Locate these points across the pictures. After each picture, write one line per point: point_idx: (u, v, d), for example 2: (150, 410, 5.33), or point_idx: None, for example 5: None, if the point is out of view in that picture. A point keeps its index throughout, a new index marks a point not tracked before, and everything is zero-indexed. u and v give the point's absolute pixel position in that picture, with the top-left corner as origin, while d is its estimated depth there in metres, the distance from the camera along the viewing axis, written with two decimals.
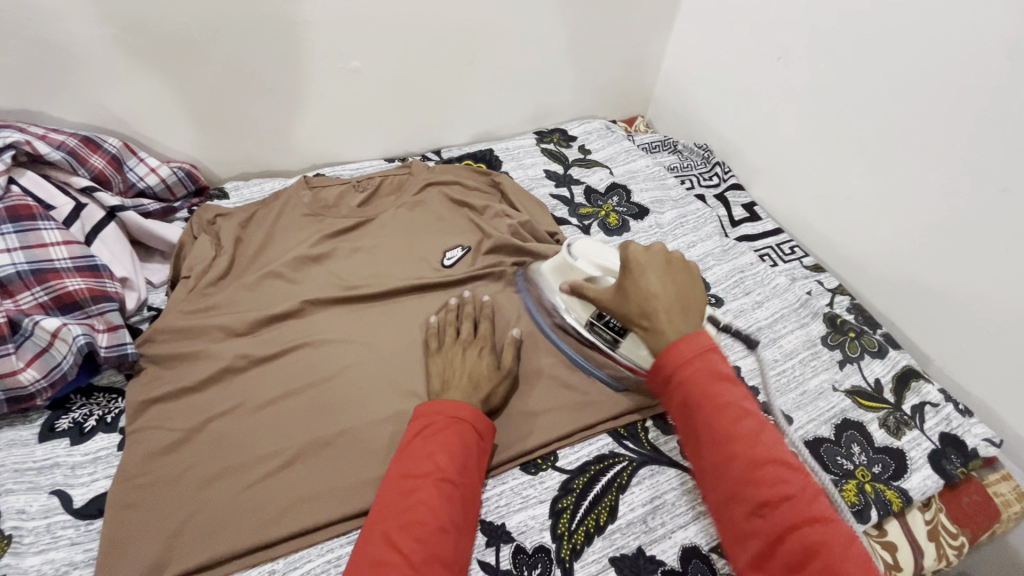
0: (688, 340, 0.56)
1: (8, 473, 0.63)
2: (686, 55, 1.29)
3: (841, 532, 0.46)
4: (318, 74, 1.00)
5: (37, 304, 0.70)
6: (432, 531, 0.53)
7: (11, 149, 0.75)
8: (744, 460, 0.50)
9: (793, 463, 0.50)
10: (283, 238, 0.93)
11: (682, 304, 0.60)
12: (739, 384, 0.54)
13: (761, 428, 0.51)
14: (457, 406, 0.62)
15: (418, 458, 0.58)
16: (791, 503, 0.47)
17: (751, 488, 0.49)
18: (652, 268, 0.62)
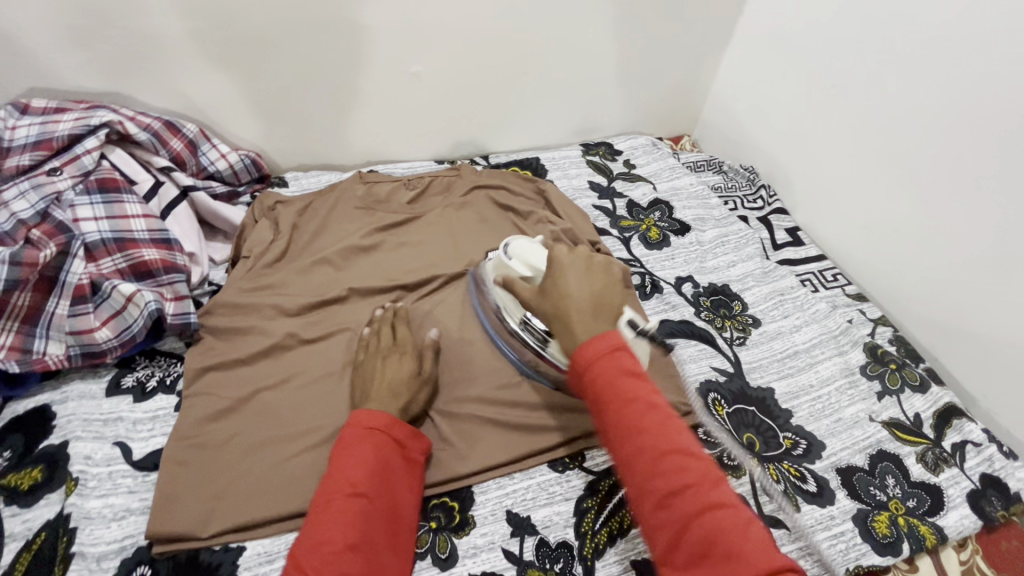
0: (600, 338, 0.53)
1: (78, 421, 0.69)
2: (738, 77, 1.30)
3: (739, 516, 0.45)
4: (380, 76, 1.06)
5: (116, 270, 0.76)
6: (344, 549, 0.51)
7: (105, 127, 0.82)
8: (650, 452, 0.48)
9: (695, 448, 0.49)
10: (335, 227, 0.98)
11: (596, 307, 0.57)
12: (646, 377, 0.51)
13: (663, 417, 0.50)
14: (371, 415, 0.60)
15: (329, 474, 0.56)
16: (692, 492, 0.46)
17: (656, 480, 0.47)
18: (572, 268, 0.61)
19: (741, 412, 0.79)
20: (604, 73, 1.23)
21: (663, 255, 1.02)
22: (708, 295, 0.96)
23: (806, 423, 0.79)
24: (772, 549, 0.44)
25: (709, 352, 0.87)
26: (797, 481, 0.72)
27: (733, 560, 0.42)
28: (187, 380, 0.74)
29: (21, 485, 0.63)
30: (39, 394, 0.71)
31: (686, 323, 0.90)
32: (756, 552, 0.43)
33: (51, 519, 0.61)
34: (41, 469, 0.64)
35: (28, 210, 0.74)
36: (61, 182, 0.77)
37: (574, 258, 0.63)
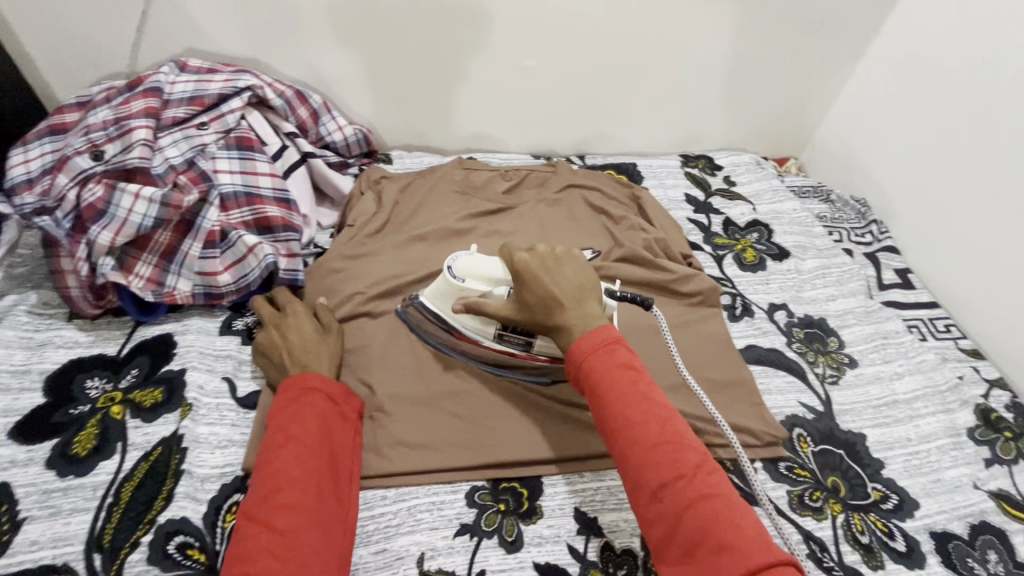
0: (590, 334, 0.58)
1: (195, 353, 0.75)
2: (861, 103, 1.22)
3: (731, 505, 0.48)
4: (496, 67, 1.09)
5: (242, 222, 0.82)
6: (291, 496, 0.54)
7: (249, 90, 0.89)
8: (643, 444, 0.52)
9: (687, 440, 0.52)
10: (432, 208, 1.02)
11: (581, 296, 0.62)
12: (642, 372, 0.56)
13: (658, 412, 0.53)
14: (305, 376, 0.64)
15: (272, 432, 0.59)
16: (682, 483, 0.49)
17: (649, 473, 0.51)
18: (541, 268, 0.63)
19: (827, 453, 0.75)
20: (716, 84, 1.20)
21: (757, 278, 0.98)
22: (803, 326, 0.91)
23: (899, 477, 0.74)
24: (765, 538, 0.46)
25: (798, 386, 0.83)
26: (884, 536, 0.67)
27: (728, 548, 0.45)
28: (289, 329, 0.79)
29: (144, 402, 0.70)
30: (164, 323, 0.79)
31: (776, 352, 0.86)
32: (746, 541, 0.45)
33: (167, 436, 0.67)
34: (161, 391, 0.71)
35: (178, 157, 0.81)
36: (207, 135, 0.84)
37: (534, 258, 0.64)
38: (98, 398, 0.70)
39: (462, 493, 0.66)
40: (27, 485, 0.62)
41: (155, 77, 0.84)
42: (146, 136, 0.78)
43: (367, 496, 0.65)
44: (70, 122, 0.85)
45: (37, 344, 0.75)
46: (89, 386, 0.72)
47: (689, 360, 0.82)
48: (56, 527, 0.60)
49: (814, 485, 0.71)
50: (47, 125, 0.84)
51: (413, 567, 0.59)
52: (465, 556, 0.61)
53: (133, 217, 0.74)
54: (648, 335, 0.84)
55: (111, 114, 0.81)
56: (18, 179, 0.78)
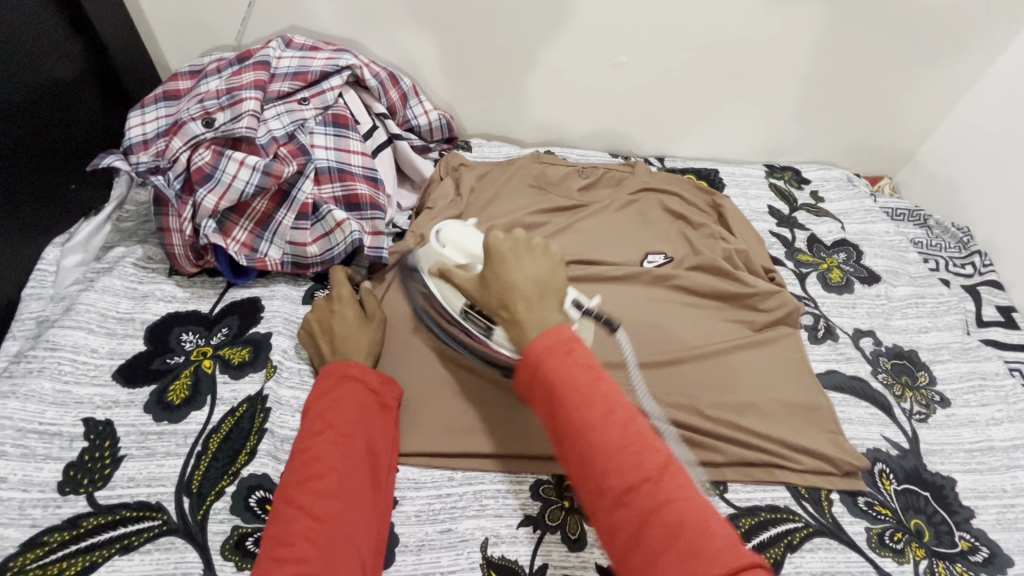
0: (546, 334, 0.51)
1: (281, 318, 0.79)
2: (973, 123, 1.13)
3: (702, 512, 0.42)
4: (586, 62, 1.07)
5: (332, 197, 0.85)
6: (338, 474, 0.55)
7: (349, 69, 0.92)
8: (606, 447, 0.45)
9: (652, 440, 0.46)
10: (508, 199, 1.01)
11: (541, 294, 0.56)
12: (602, 371, 0.49)
13: (618, 413, 0.47)
14: (348, 363, 0.64)
15: (310, 420, 0.59)
16: (647, 488, 0.43)
17: (611, 479, 0.44)
18: (510, 256, 0.58)
19: (911, 493, 0.71)
20: (813, 93, 1.14)
21: (843, 300, 0.93)
22: (890, 357, 0.86)
23: (991, 529, 0.69)
24: (741, 548, 0.41)
25: (883, 419, 0.78)
26: None
27: (700, 559, 0.40)
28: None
29: (233, 359, 0.74)
30: (253, 287, 0.83)
31: (859, 381, 0.82)
32: (717, 554, 0.40)
33: (252, 395, 0.71)
34: (248, 351, 0.75)
35: (280, 129, 0.84)
36: (307, 111, 0.87)
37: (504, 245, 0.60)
38: (191, 351, 0.75)
39: (527, 485, 0.66)
40: (128, 425, 0.67)
41: (264, 51, 0.88)
42: (254, 107, 0.81)
43: (436, 476, 0.66)
44: (183, 90, 0.90)
45: (140, 295, 0.80)
46: (184, 339, 0.76)
47: (768, 380, 0.79)
48: (151, 468, 0.64)
49: (896, 525, 0.67)
50: (162, 91, 0.89)
51: (478, 551, 0.60)
52: (529, 547, 0.61)
53: (236, 183, 0.78)
54: (723, 348, 0.81)
55: (223, 84, 0.84)
56: (134, 140, 0.83)
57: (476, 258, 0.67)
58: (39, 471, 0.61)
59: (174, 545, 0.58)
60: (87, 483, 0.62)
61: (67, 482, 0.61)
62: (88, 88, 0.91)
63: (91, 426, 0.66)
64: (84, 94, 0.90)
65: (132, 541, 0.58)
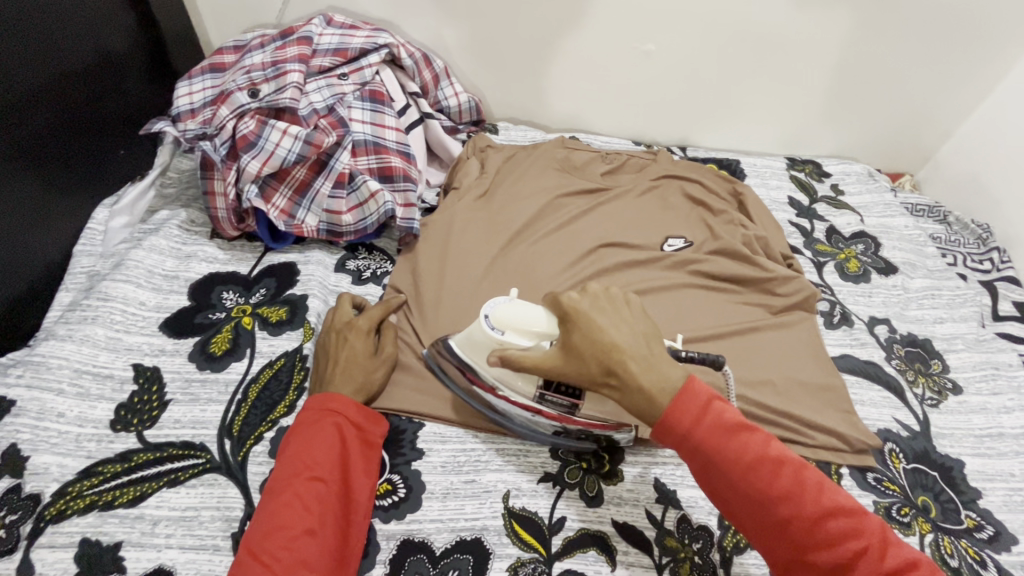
0: (688, 401, 0.52)
1: (315, 282, 0.83)
2: (999, 122, 1.13)
3: (925, 574, 0.44)
4: (615, 50, 1.09)
5: (367, 169, 0.88)
6: (308, 525, 0.53)
7: (386, 48, 0.95)
8: (800, 521, 0.47)
9: (840, 501, 0.48)
10: (533, 181, 1.03)
11: (651, 346, 0.56)
12: (759, 431, 0.51)
13: (798, 475, 0.49)
14: (331, 398, 0.63)
15: (286, 458, 0.57)
16: (863, 559, 0.45)
17: (815, 552, 0.46)
18: (596, 312, 0.58)
19: (920, 472, 0.73)
20: (838, 88, 1.15)
21: (859, 289, 0.95)
22: (904, 344, 0.88)
23: (997, 510, 0.71)
24: None
25: (894, 402, 0.80)
26: (975, 564, 0.65)
27: None
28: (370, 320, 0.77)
29: (271, 318, 0.78)
30: (289, 252, 0.87)
31: (873, 365, 0.84)
32: None
33: (289, 350, 0.74)
34: (285, 311, 0.79)
35: (321, 102, 0.87)
36: (347, 86, 0.91)
37: (587, 301, 0.59)
38: (232, 308, 0.79)
39: (545, 446, 0.69)
40: (173, 372, 0.71)
41: (307, 27, 0.91)
42: (298, 79, 0.85)
43: (460, 432, 0.70)
44: (228, 63, 0.94)
45: (184, 255, 0.84)
46: (225, 297, 0.80)
47: (782, 361, 0.81)
48: (195, 412, 0.68)
49: (903, 500, 0.70)
50: (209, 63, 0.93)
51: (500, 502, 0.63)
52: (547, 501, 0.64)
53: (279, 151, 0.82)
54: (739, 328, 0.83)
55: (268, 58, 0.89)
56: (182, 108, 0.88)
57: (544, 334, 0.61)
58: (93, 409, 0.66)
59: (217, 482, 0.62)
60: (137, 422, 0.66)
61: (118, 421, 0.65)
62: (138, 59, 0.95)
63: (139, 371, 0.70)
64: (136, 65, 0.95)
65: (179, 476, 0.62)
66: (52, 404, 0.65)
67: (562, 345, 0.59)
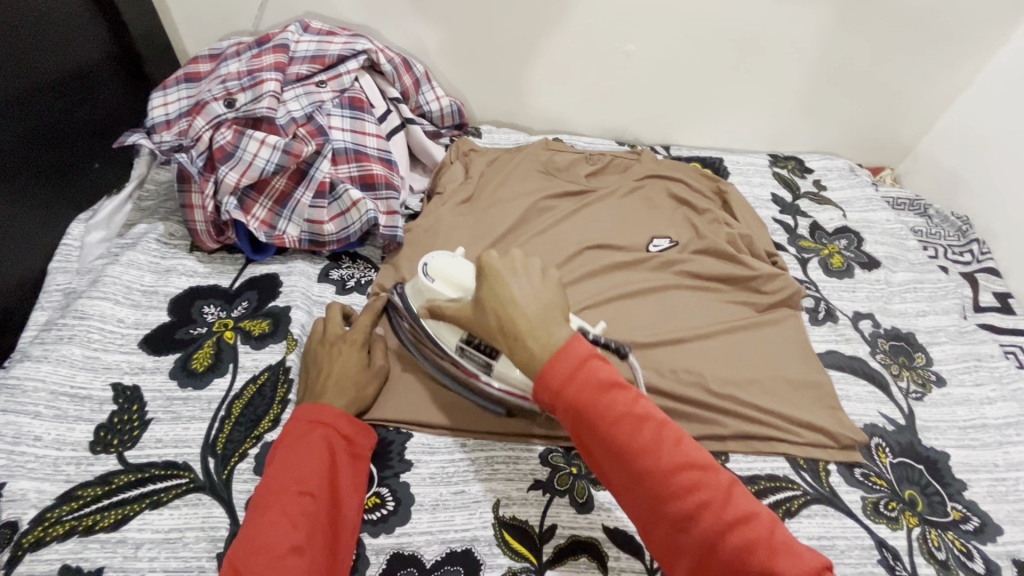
0: (562, 359, 0.50)
1: (298, 293, 0.82)
2: (975, 115, 1.15)
3: (762, 525, 0.45)
4: (596, 51, 1.09)
5: (348, 177, 0.87)
6: (296, 540, 0.51)
7: (365, 54, 0.94)
8: (655, 475, 0.47)
9: (701, 459, 0.47)
10: (518, 184, 1.03)
11: (547, 312, 0.54)
12: (628, 389, 0.49)
13: (660, 432, 0.48)
14: (320, 409, 0.62)
15: (273, 472, 0.56)
16: (707, 511, 0.45)
17: (668, 504, 0.46)
18: (505, 272, 0.57)
19: (906, 466, 0.74)
20: (818, 85, 1.16)
21: (843, 285, 0.96)
22: (889, 338, 0.89)
23: (982, 501, 0.72)
24: (801, 549, 0.44)
25: (880, 397, 0.81)
26: (962, 556, 0.66)
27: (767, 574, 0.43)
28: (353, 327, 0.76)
29: (253, 331, 0.77)
30: (272, 264, 0.86)
31: (858, 360, 0.85)
32: (785, 565, 0.43)
33: (272, 364, 0.73)
34: (268, 323, 0.78)
35: (299, 110, 0.86)
36: (325, 93, 0.90)
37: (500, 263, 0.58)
38: (213, 323, 0.78)
39: (536, 454, 0.68)
40: (154, 390, 0.70)
41: (283, 35, 0.90)
42: (274, 88, 0.84)
43: (449, 442, 0.69)
44: (203, 72, 0.92)
45: (163, 269, 0.83)
46: (206, 312, 0.79)
47: (768, 358, 0.82)
48: (178, 431, 0.66)
49: (890, 495, 0.70)
50: (184, 73, 0.91)
51: (490, 512, 0.63)
52: (538, 509, 0.64)
53: (257, 161, 0.81)
54: (726, 328, 0.84)
55: (243, 66, 0.87)
56: (157, 120, 0.86)
57: (467, 289, 0.66)
58: (71, 431, 0.64)
59: (201, 501, 0.61)
60: (118, 443, 0.64)
61: (98, 442, 0.64)
62: (112, 70, 0.93)
63: (119, 390, 0.69)
64: (109, 76, 0.93)
65: (161, 497, 0.61)
66: (28, 427, 0.63)
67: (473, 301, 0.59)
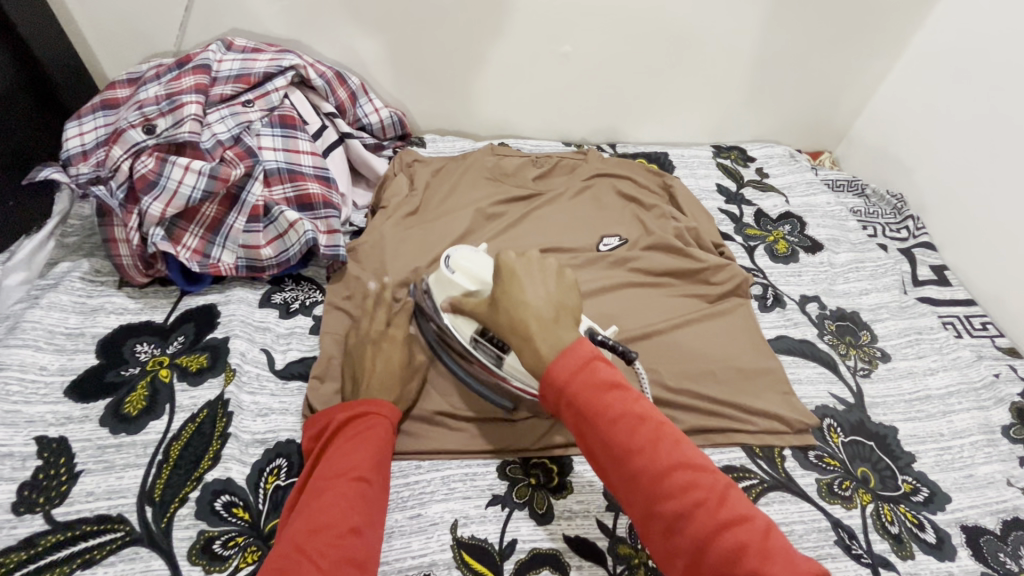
0: (564, 358, 0.51)
1: (238, 321, 0.78)
2: (901, 97, 1.20)
3: (755, 530, 0.43)
4: (534, 53, 1.09)
5: (283, 198, 0.85)
6: (351, 525, 0.51)
7: (293, 70, 0.91)
8: (650, 472, 0.46)
9: (700, 462, 0.47)
10: (465, 192, 1.01)
11: (557, 315, 0.55)
12: (631, 389, 0.50)
13: (659, 432, 0.48)
14: (371, 402, 0.63)
15: (330, 461, 0.57)
16: (702, 510, 0.44)
17: (661, 503, 0.46)
18: (521, 271, 0.59)
19: (857, 444, 0.75)
20: (754, 75, 1.18)
21: (789, 270, 0.98)
22: (835, 319, 0.91)
23: (930, 471, 0.74)
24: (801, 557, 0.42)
25: (829, 377, 0.82)
26: (914, 528, 0.68)
27: None
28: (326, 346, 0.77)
29: (191, 367, 0.73)
30: (209, 294, 0.82)
31: (807, 343, 0.86)
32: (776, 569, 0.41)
33: (212, 400, 0.70)
34: (206, 357, 0.74)
35: (225, 132, 0.83)
36: (252, 113, 0.87)
37: (521, 265, 0.60)
38: (147, 361, 0.74)
39: (492, 470, 0.67)
40: (83, 440, 0.65)
41: (204, 54, 0.87)
42: (196, 111, 0.81)
43: (403, 465, 0.67)
44: (122, 98, 0.88)
45: (89, 309, 0.78)
46: (139, 350, 0.75)
47: (720, 349, 0.82)
48: (110, 481, 0.62)
49: (844, 474, 0.72)
50: (100, 100, 0.86)
51: (448, 533, 0.61)
52: (497, 525, 0.62)
53: (182, 189, 0.77)
54: (679, 323, 0.84)
55: (162, 90, 0.83)
56: (72, 151, 0.81)
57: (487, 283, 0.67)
58: None
59: (138, 555, 0.58)
60: (44, 501, 0.60)
61: (21, 502, 0.60)
62: (19, 100, 0.88)
63: (43, 444, 0.65)
64: (16, 107, 0.87)
65: (94, 554, 0.57)
66: None
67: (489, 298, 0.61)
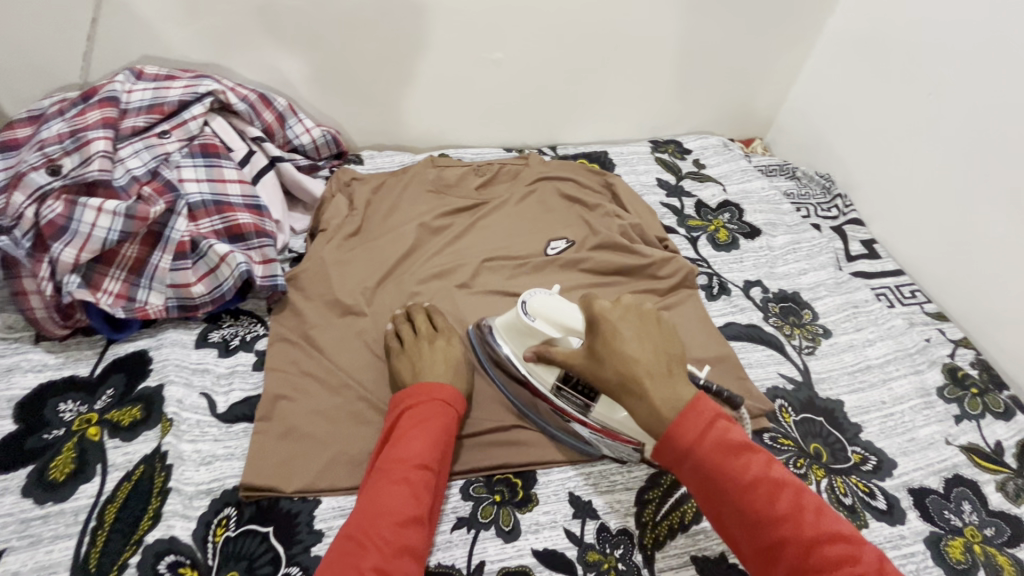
0: (690, 414, 0.55)
1: (172, 366, 0.73)
2: (819, 82, 1.26)
3: None
4: (464, 62, 1.08)
5: (212, 230, 0.80)
6: (413, 514, 0.54)
7: (211, 96, 0.87)
8: (791, 540, 0.50)
9: (832, 522, 0.51)
10: (407, 208, 0.99)
11: (669, 367, 0.59)
12: (755, 452, 0.54)
13: (792, 497, 0.52)
14: (441, 389, 0.64)
15: (398, 444, 0.59)
16: (851, 573, 0.47)
17: (808, 568, 0.49)
18: (622, 322, 0.61)
19: (808, 421, 0.78)
20: (682, 70, 1.22)
21: (732, 257, 1.01)
22: (779, 301, 0.94)
23: (877, 439, 0.77)
24: None
25: (777, 358, 0.85)
26: (865, 496, 0.70)
27: None
28: (271, 384, 0.73)
29: (123, 421, 0.68)
30: (138, 340, 0.77)
31: (754, 328, 0.89)
32: None
33: (149, 454, 0.66)
34: (139, 409, 0.69)
35: (141, 168, 0.79)
36: (170, 144, 0.83)
37: (619, 312, 0.62)
38: (73, 421, 0.68)
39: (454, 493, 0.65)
40: (4, 516, 0.60)
41: (110, 86, 0.82)
42: (105, 147, 0.77)
43: None
44: (23, 138, 0.81)
45: (3, 370, 0.72)
46: (63, 410, 0.69)
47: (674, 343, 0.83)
48: (39, 556, 0.58)
49: (798, 453, 0.74)
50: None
51: None
52: (464, 549, 0.61)
53: (97, 232, 0.72)
54: None
55: (66, 127, 0.79)
56: None
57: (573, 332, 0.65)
58: None
59: None
60: None
61: None
62: None
63: None
64: None
65: None
66: None
67: (585, 350, 0.62)
